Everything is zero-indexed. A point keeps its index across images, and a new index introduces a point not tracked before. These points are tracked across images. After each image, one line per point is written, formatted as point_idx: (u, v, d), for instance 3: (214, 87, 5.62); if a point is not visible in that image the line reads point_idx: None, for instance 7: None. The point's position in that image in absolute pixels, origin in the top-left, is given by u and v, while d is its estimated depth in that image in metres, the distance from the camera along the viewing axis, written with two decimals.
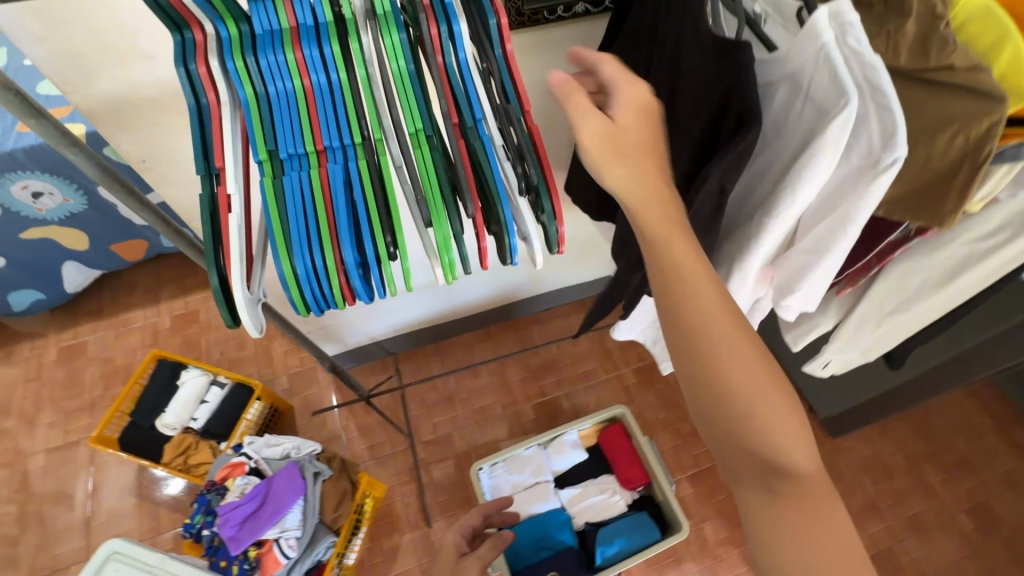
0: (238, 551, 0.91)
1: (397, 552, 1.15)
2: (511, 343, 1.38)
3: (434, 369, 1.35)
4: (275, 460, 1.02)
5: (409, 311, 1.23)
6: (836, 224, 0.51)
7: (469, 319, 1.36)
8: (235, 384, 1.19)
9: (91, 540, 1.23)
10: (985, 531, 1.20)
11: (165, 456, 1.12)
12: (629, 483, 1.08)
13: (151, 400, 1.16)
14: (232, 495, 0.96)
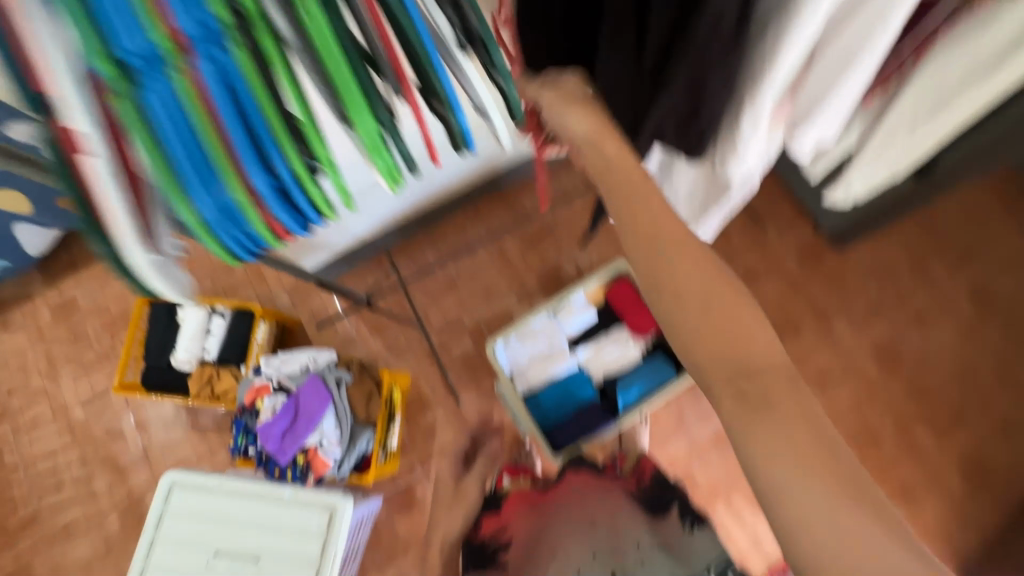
0: (286, 460, 0.98)
1: (431, 429, 1.23)
2: (502, 214, 1.31)
3: (429, 256, 1.30)
4: (296, 375, 1.02)
5: (384, 207, 1.07)
6: (867, 24, 0.42)
7: (454, 196, 1.23)
8: (235, 311, 1.16)
9: (155, 469, 1.34)
10: (983, 310, 1.25)
11: (191, 387, 1.14)
12: (639, 332, 1.11)
13: (160, 340, 1.16)
14: (265, 415, 0.99)
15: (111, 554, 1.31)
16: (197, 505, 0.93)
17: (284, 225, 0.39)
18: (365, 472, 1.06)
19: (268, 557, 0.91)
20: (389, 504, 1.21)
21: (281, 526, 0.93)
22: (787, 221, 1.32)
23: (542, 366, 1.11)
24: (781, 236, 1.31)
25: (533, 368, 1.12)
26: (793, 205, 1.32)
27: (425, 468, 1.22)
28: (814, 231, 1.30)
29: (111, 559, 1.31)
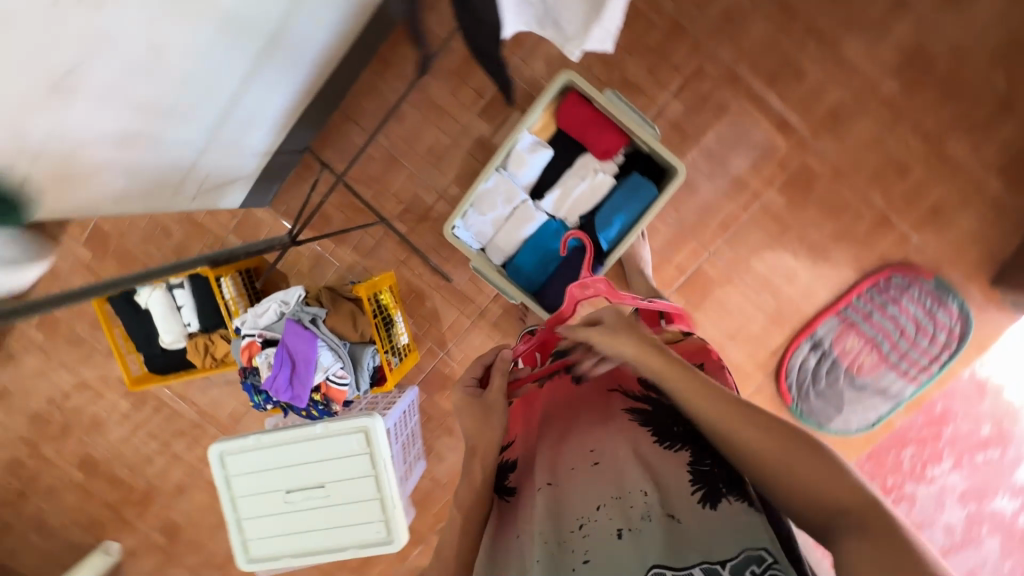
0: (305, 402, 1.14)
1: (447, 333, 1.42)
2: (469, 142, 1.32)
3: (406, 191, 1.36)
4: (274, 323, 1.16)
5: (272, 103, 1.04)
6: None
7: (337, 54, 1.13)
8: (190, 279, 1.27)
9: (215, 419, 1.57)
10: (985, 156, 1.18)
11: (194, 360, 1.29)
12: (607, 152, 1.03)
13: (143, 330, 1.29)
14: (265, 370, 1.14)
15: None
16: (255, 462, 1.16)
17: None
18: (383, 380, 1.25)
19: (331, 483, 1.14)
20: (429, 386, 1.46)
21: (327, 453, 1.13)
22: (744, 61, 1.19)
23: (510, 235, 1.07)
24: (744, 112, 1.21)
25: (495, 232, 1.08)
26: (754, 73, 1.19)
27: (446, 351, 1.43)
28: (784, 107, 1.21)
29: None
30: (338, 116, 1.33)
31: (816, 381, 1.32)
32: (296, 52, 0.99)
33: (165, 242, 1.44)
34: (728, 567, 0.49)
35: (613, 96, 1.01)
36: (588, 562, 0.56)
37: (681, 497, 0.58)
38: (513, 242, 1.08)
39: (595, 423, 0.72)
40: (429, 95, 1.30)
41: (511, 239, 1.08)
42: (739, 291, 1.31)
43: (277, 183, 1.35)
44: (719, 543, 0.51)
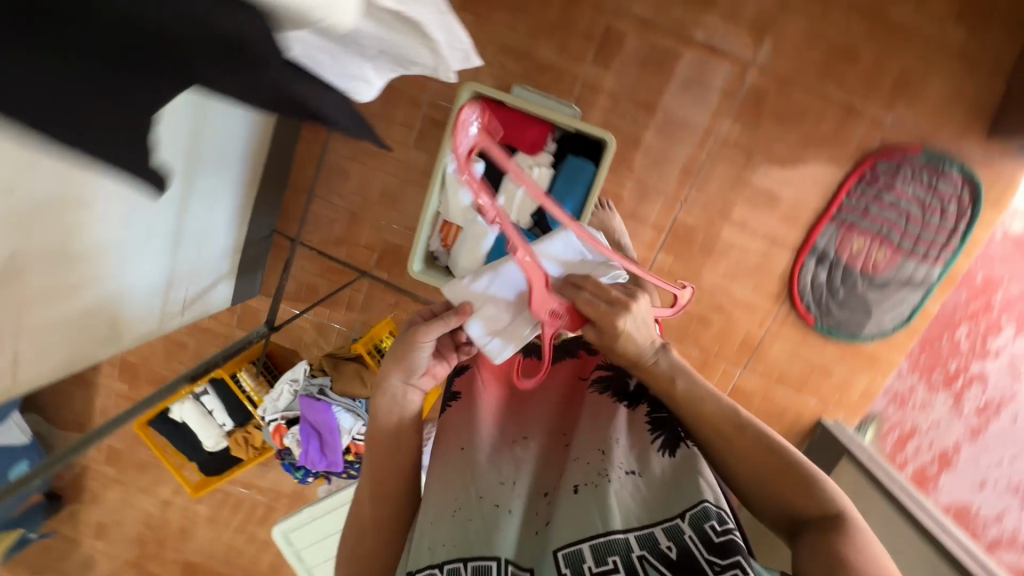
0: (341, 464, 1.20)
1: None
2: (412, 173, 1.33)
3: (372, 237, 1.39)
4: (291, 402, 1.22)
5: (221, 211, 1.14)
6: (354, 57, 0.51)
7: (269, 131, 1.19)
8: (211, 383, 1.35)
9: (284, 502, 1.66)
10: (935, 7, 1.08)
11: (239, 454, 1.38)
12: (535, 145, 1.03)
13: (186, 442, 1.39)
14: (297, 448, 1.20)
15: None
16: (321, 528, 1.26)
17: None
18: None
19: None
20: None
21: None
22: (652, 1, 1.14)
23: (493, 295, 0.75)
24: (669, 55, 1.16)
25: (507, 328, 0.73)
26: (662, 15, 1.15)
27: None
28: (705, 36, 1.15)
29: None
30: (290, 192, 1.38)
31: (834, 293, 1.25)
32: (224, 162, 1.06)
33: (186, 355, 1.55)
34: (687, 518, 0.52)
35: (522, 90, 1.00)
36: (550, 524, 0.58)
37: (640, 457, 0.60)
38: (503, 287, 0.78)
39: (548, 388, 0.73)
40: (362, 144, 1.32)
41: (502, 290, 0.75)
42: (724, 228, 1.26)
43: (259, 271, 1.42)
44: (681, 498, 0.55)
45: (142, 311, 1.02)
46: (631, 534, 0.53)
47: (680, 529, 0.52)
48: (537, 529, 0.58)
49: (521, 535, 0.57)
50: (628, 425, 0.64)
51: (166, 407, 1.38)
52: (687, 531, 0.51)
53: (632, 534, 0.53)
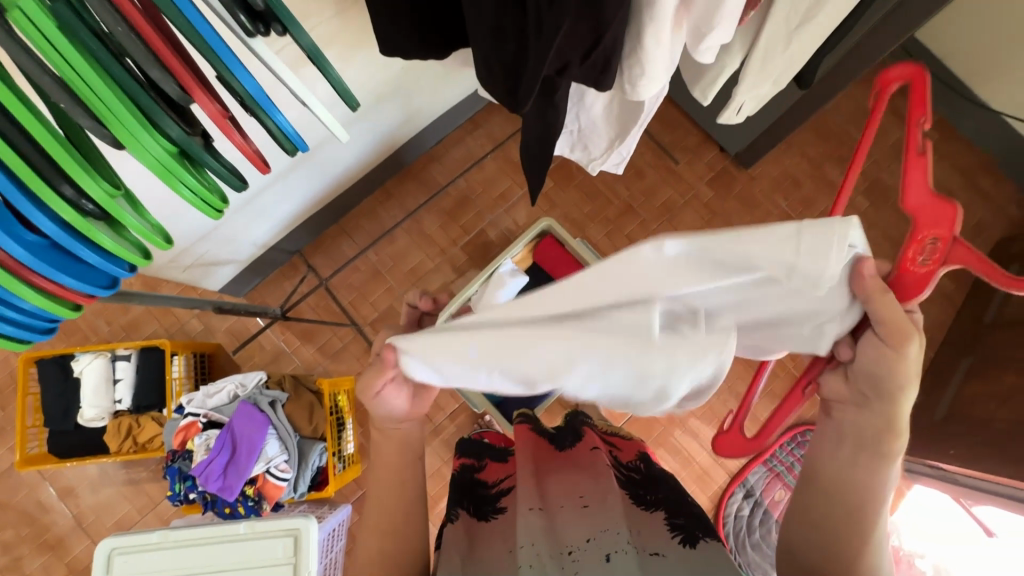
0: (234, 495, 1.04)
1: None
2: (447, 264, 1.48)
3: (382, 298, 1.46)
4: (224, 404, 1.12)
5: (288, 203, 1.22)
6: (574, 129, 0.88)
7: (360, 173, 1.37)
8: (141, 352, 1.22)
9: (95, 535, 1.33)
10: None
11: (110, 443, 1.17)
12: None
13: (61, 403, 1.19)
14: (201, 454, 1.06)
15: None
16: (150, 565, 0.98)
17: (116, 258, 0.59)
18: (324, 485, 1.17)
19: None
20: (362, 508, 1.37)
21: (246, 560, 1.00)
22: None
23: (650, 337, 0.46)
24: None
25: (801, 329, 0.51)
26: None
27: None
28: None
29: None
30: (335, 228, 1.49)
31: (750, 532, 1.36)
32: (327, 162, 1.18)
33: (117, 317, 1.40)
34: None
35: (583, 244, 1.23)
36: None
37: (663, 540, 0.61)
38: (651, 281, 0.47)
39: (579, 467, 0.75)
40: (421, 225, 1.50)
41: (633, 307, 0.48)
42: (678, 432, 1.42)
43: (259, 277, 1.44)
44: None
45: (176, 242, 1.04)
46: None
47: None
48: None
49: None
50: (645, 525, 0.63)
51: (73, 353, 1.21)
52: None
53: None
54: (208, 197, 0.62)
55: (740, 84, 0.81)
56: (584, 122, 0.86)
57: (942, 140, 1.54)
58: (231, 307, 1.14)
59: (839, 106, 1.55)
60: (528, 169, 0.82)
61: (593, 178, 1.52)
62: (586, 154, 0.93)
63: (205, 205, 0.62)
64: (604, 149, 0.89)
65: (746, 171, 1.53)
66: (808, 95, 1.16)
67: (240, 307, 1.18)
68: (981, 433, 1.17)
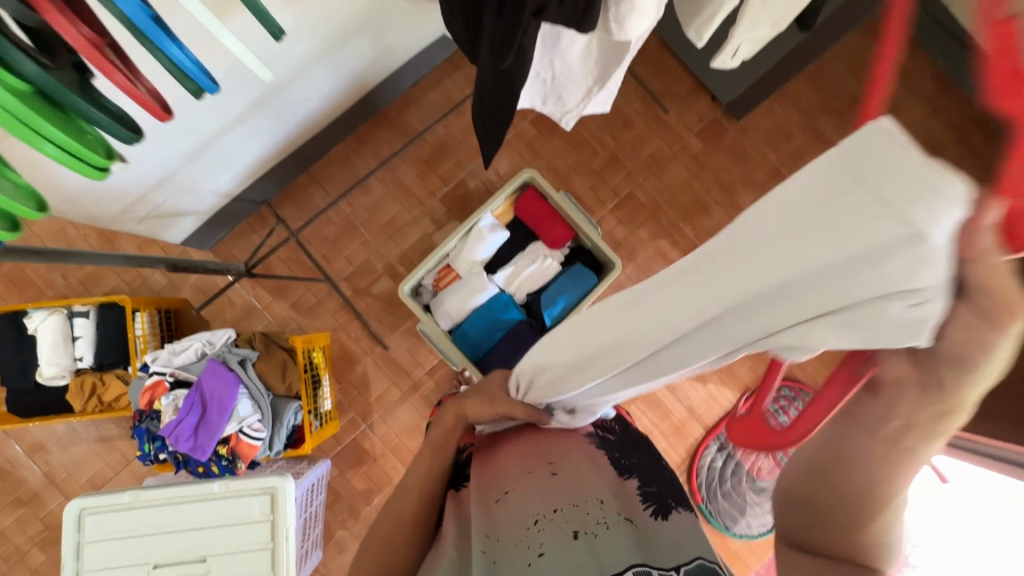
0: (206, 455, 1.02)
1: (373, 404, 1.38)
2: (424, 217, 1.42)
3: (357, 252, 1.40)
4: (192, 363, 1.08)
5: (247, 151, 1.13)
6: (546, 77, 0.80)
7: (327, 118, 1.26)
8: (99, 309, 1.16)
9: (68, 492, 1.31)
10: None
11: (73, 402, 1.13)
12: (556, 242, 1.17)
13: (17, 361, 1.13)
14: (168, 414, 1.03)
15: None
16: (121, 524, 0.97)
17: None
18: (301, 443, 1.16)
19: (215, 555, 0.98)
20: (342, 463, 1.37)
21: (222, 517, 0.99)
22: (667, 193, 1.46)
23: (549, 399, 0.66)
24: (665, 234, 1.45)
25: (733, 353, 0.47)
26: (672, 207, 1.45)
27: (369, 424, 1.38)
28: (695, 235, 1.45)
29: None
30: (305, 177, 1.40)
31: (722, 481, 1.41)
32: (287, 104, 1.07)
33: (73, 270, 1.32)
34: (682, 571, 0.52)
35: (567, 197, 1.17)
36: (544, 554, 0.57)
37: (634, 507, 0.61)
38: (743, 245, 0.37)
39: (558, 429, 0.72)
40: (397, 175, 1.42)
41: (879, 243, 0.31)
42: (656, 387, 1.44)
43: (224, 229, 1.36)
44: (675, 555, 0.55)
45: (120, 193, 0.95)
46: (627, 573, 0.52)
47: None
48: (527, 561, 0.56)
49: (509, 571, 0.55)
50: (619, 492, 0.63)
51: (25, 310, 1.14)
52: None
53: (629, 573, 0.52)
54: (87, 156, 0.53)
55: (737, 27, 0.74)
56: (559, 69, 0.78)
57: (937, 93, 1.48)
58: (186, 264, 1.05)
59: (836, 55, 1.48)
60: (477, 127, 0.71)
61: (578, 127, 1.45)
62: (560, 106, 0.85)
63: (83, 165, 0.53)
64: (580, 99, 0.82)
65: (737, 122, 1.46)
66: (807, 40, 1.09)
67: (198, 263, 1.09)
68: None
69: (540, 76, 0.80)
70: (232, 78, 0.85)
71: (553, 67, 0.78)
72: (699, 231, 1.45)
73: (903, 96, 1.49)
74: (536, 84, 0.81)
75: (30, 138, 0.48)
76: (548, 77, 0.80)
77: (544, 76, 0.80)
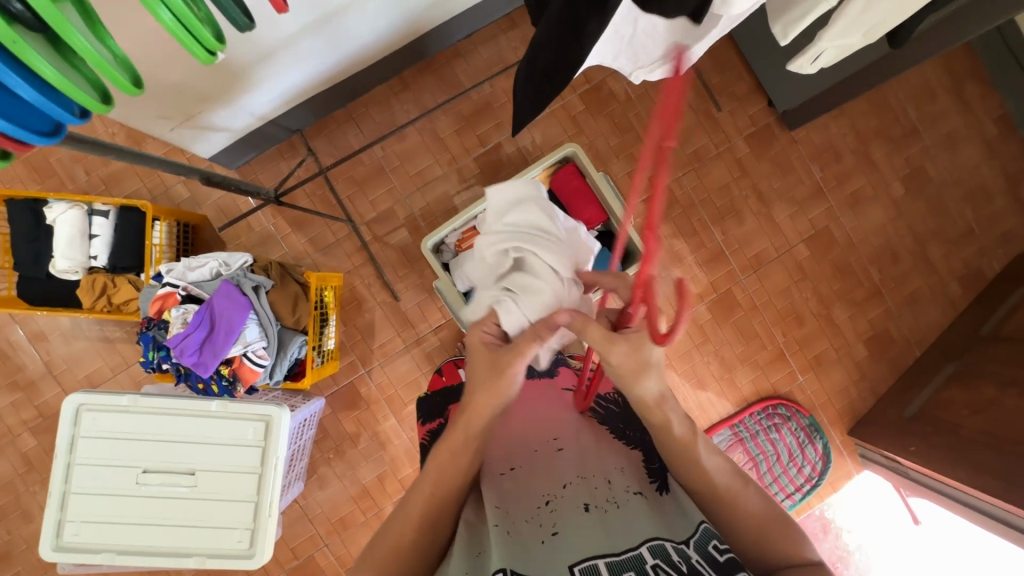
0: (208, 372, 1.02)
1: (374, 352, 1.38)
2: (455, 174, 1.39)
3: (382, 197, 1.38)
4: (205, 281, 1.08)
5: (294, 75, 1.10)
6: (626, 30, 0.74)
7: (375, 56, 1.23)
8: (120, 211, 1.15)
9: (65, 384, 1.33)
10: (858, 326, 1.46)
11: (83, 298, 1.13)
12: (588, 224, 1.15)
13: (33, 250, 1.13)
14: (176, 326, 1.03)
15: (34, 468, 1.33)
16: (118, 425, 0.99)
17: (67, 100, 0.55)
18: (300, 376, 1.17)
19: (203, 470, 0.99)
20: (335, 403, 1.38)
21: (216, 436, 1.00)
22: (704, 192, 1.42)
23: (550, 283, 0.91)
24: (693, 234, 1.42)
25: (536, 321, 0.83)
26: (706, 207, 1.42)
27: (367, 370, 1.38)
28: (724, 240, 1.43)
29: (37, 474, 1.33)
30: (342, 113, 1.37)
31: None
32: (342, 32, 1.04)
33: (97, 168, 1.30)
34: (692, 543, 0.55)
35: (604, 178, 1.16)
36: (557, 534, 0.58)
37: (642, 482, 0.65)
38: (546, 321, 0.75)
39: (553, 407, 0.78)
40: (435, 127, 1.39)
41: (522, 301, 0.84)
42: None
43: (253, 152, 1.34)
44: (681, 529, 0.58)
45: (162, 94, 0.93)
46: (643, 547, 0.54)
47: (687, 551, 0.54)
48: (542, 538, 0.58)
49: (525, 549, 0.56)
50: (631, 469, 0.67)
51: (47, 199, 1.13)
52: (692, 553, 0.54)
53: (644, 548, 0.54)
54: (193, 28, 0.56)
55: (824, 32, 0.70)
56: (642, 28, 0.73)
57: (999, 137, 1.43)
58: (221, 179, 1.04)
59: (904, 79, 1.43)
60: (516, 91, 0.65)
61: (626, 109, 1.41)
62: (631, 64, 0.79)
63: (190, 37, 0.57)
64: (652, 62, 0.77)
65: (788, 132, 1.42)
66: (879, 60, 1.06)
67: (230, 180, 1.08)
68: (946, 436, 1.20)
69: (620, 27, 0.73)
70: None
71: (638, 20, 0.72)
72: (727, 236, 1.43)
73: (963, 134, 1.44)
74: (611, 37, 0.75)
75: (151, 4, 0.51)
76: (628, 32, 0.74)
77: (625, 28, 0.73)
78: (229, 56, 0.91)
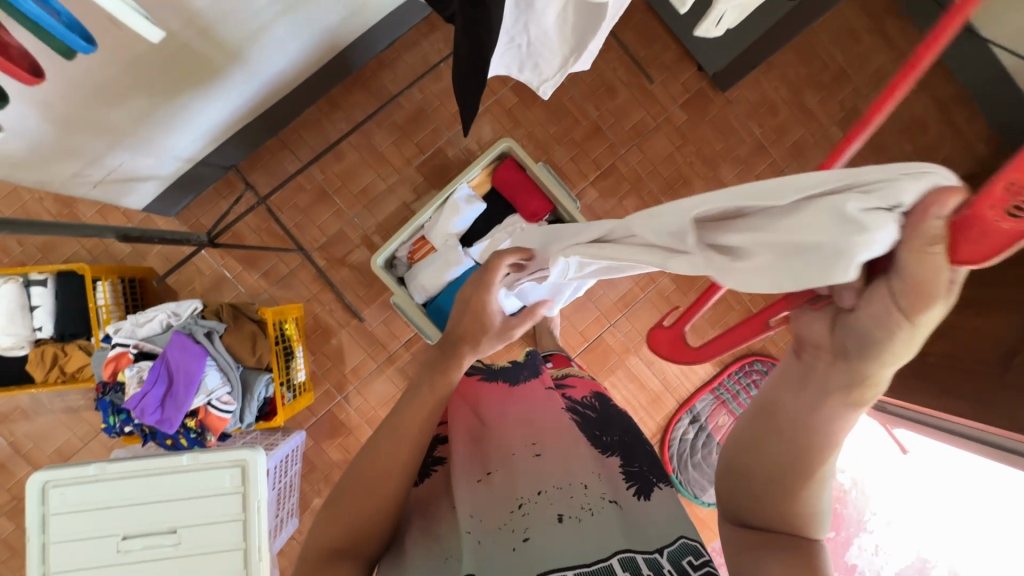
0: (173, 427, 1.00)
1: (347, 377, 1.37)
2: (398, 184, 1.38)
3: (329, 220, 1.36)
4: (156, 334, 1.05)
5: (213, 112, 1.07)
6: (521, 42, 0.74)
7: (295, 80, 1.20)
8: (57, 278, 1.11)
9: (35, 461, 1.29)
10: None
11: (34, 373, 1.09)
12: (534, 215, 1.14)
13: None
14: (132, 385, 1.00)
15: (18, 553, 1.29)
16: (90, 496, 0.96)
17: None
18: (272, 415, 1.15)
19: (185, 527, 0.97)
20: (317, 433, 1.36)
21: (192, 491, 0.98)
22: (649, 165, 1.43)
23: (765, 265, 0.43)
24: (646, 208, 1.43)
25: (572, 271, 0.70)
26: (654, 180, 1.43)
27: (344, 396, 1.37)
28: None
29: (23, 558, 1.29)
30: (274, 141, 1.34)
31: (693, 452, 1.45)
32: (255, 61, 1.01)
33: (30, 237, 1.26)
34: (665, 554, 0.55)
35: (544, 169, 1.15)
36: (528, 540, 0.58)
37: (618, 488, 0.64)
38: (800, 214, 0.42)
39: (529, 410, 0.76)
40: (371, 141, 1.37)
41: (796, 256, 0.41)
42: (634, 362, 1.45)
43: (189, 195, 1.31)
44: (659, 537, 0.57)
45: (71, 154, 0.90)
46: (613, 559, 0.54)
47: (659, 563, 0.54)
48: (512, 548, 0.58)
49: (495, 557, 0.56)
50: (606, 473, 0.66)
51: None
52: (666, 564, 0.53)
53: (615, 559, 0.54)
54: None
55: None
56: (534, 35, 0.73)
57: (924, 67, 1.46)
58: (141, 233, 0.99)
59: (825, 25, 1.45)
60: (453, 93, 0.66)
61: (560, 94, 1.40)
62: (536, 74, 0.80)
63: None
64: (553, 69, 0.78)
65: (722, 94, 1.43)
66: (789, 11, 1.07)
67: (150, 232, 1.02)
68: (916, 365, 1.23)
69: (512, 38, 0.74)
70: (195, 23, 0.79)
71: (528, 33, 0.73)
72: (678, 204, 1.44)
73: (891, 71, 1.46)
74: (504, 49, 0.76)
75: None
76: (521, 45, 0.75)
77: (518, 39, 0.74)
78: (135, 103, 0.88)
